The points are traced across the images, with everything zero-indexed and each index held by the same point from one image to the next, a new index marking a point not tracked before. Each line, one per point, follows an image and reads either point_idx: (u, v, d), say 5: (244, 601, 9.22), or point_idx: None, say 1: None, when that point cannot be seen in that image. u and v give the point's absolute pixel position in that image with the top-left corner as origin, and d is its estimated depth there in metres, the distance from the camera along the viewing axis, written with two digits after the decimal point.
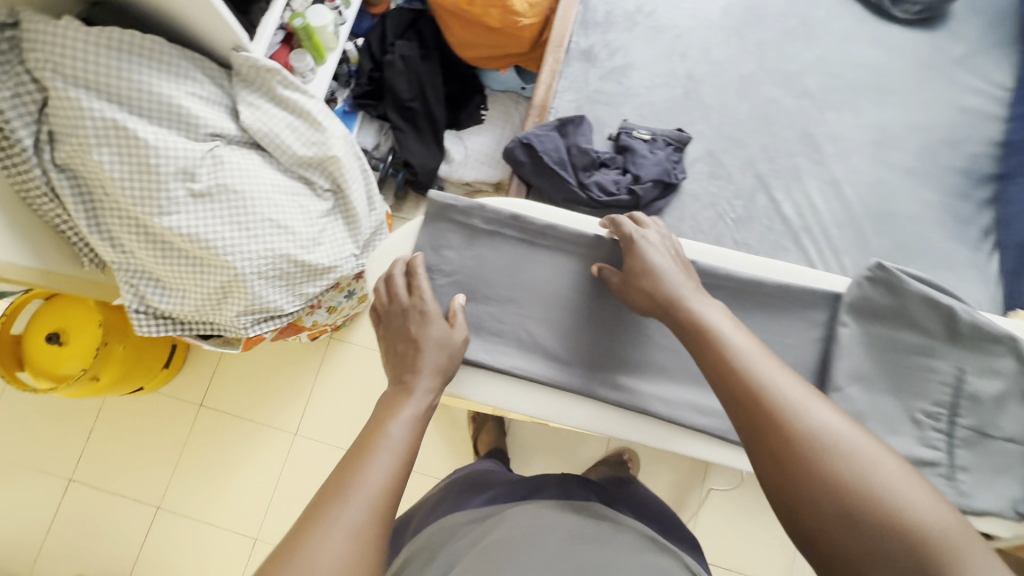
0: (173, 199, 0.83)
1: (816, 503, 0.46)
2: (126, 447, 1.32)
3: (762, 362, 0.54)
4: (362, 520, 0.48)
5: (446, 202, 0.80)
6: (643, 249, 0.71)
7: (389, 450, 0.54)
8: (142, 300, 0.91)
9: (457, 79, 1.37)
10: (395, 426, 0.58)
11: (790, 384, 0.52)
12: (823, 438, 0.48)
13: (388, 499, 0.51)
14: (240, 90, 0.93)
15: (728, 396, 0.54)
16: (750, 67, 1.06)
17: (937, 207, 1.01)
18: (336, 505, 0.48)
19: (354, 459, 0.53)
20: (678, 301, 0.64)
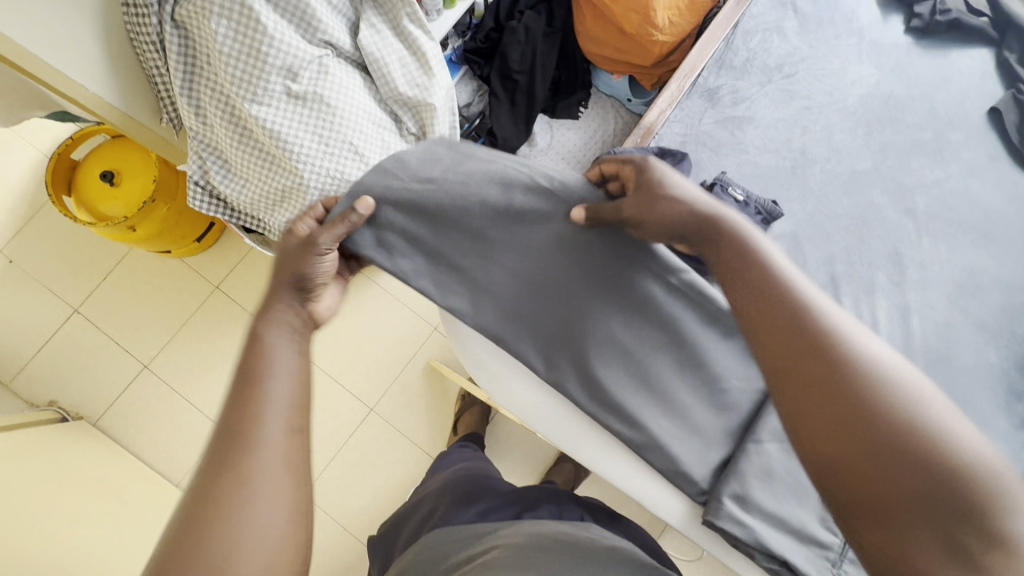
0: (269, 91, 0.83)
1: (850, 441, 0.42)
2: (136, 300, 1.35)
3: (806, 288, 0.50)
4: (275, 467, 0.44)
5: None
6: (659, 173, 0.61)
7: (274, 397, 0.47)
8: (205, 175, 0.92)
9: (569, 67, 1.33)
10: (277, 365, 0.49)
11: (836, 315, 0.49)
12: (868, 362, 0.45)
13: (294, 444, 0.46)
14: (367, 9, 0.91)
15: (779, 323, 0.49)
16: (866, 164, 1.02)
17: (996, 371, 0.95)
18: (235, 464, 0.43)
19: (238, 420, 0.45)
20: (715, 215, 0.57)
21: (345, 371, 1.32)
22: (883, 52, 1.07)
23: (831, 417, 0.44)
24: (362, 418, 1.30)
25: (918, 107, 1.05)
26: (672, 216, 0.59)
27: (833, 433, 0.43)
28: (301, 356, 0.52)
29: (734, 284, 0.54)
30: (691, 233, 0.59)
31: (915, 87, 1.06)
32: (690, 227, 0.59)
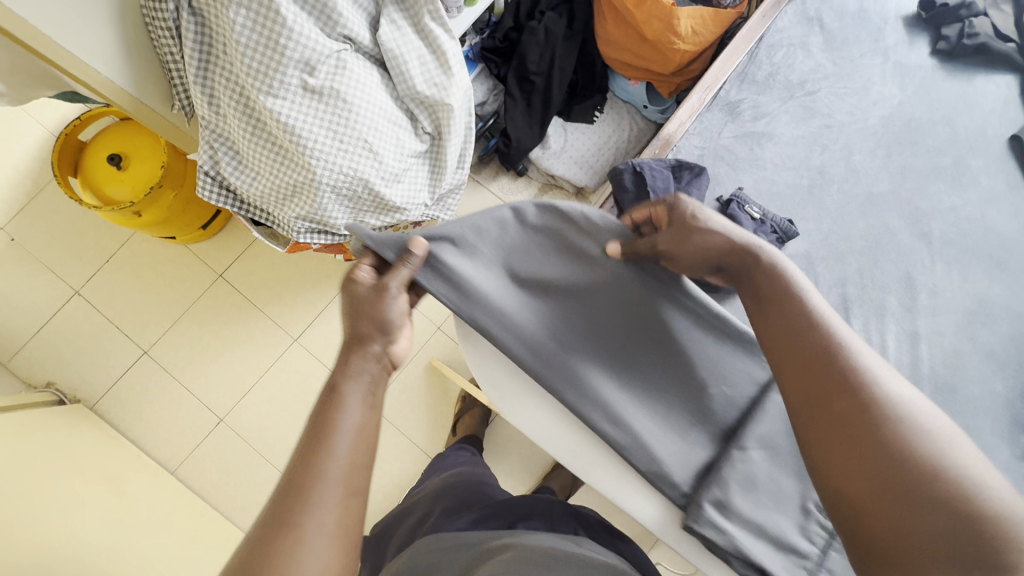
0: (285, 84, 0.81)
1: (880, 478, 0.47)
2: (137, 285, 1.34)
3: (843, 331, 0.55)
4: (330, 525, 0.46)
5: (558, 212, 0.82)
6: (688, 203, 0.65)
7: (339, 453, 0.49)
8: (215, 165, 0.90)
9: (586, 70, 1.32)
10: (347, 419, 0.52)
11: (871, 359, 0.53)
12: (901, 412, 0.50)
13: (350, 503, 0.48)
14: (388, 4, 0.89)
15: (821, 363, 0.54)
16: (883, 186, 1.01)
17: (1004, 402, 0.95)
18: (292, 516, 0.45)
19: (302, 472, 0.48)
20: (743, 244, 0.62)
21: None
22: (907, 73, 1.06)
23: (871, 464, 0.48)
24: None
25: (939, 130, 1.04)
26: (709, 247, 0.64)
27: (870, 483, 0.48)
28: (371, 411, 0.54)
29: (772, 320, 0.59)
30: (726, 263, 0.64)
31: (937, 111, 1.04)
32: (726, 255, 0.63)
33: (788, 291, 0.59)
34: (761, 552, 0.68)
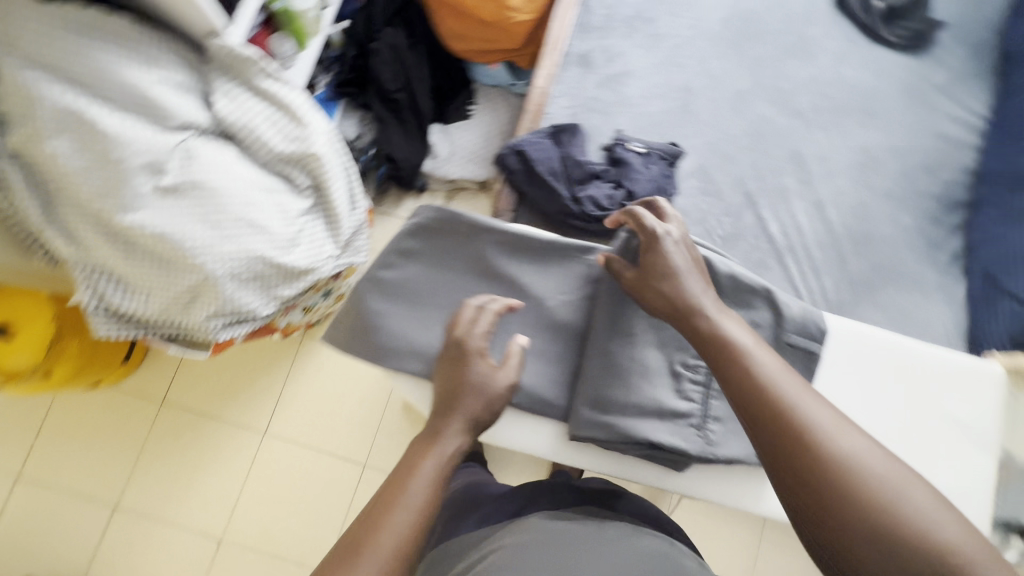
0: (138, 195, 0.78)
1: (844, 525, 0.50)
2: (80, 444, 1.25)
3: (790, 382, 0.57)
4: None
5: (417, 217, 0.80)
6: (664, 248, 0.69)
7: (399, 516, 0.54)
8: (101, 300, 0.84)
9: (445, 71, 1.31)
10: (415, 489, 0.56)
11: (822, 410, 0.56)
12: (858, 462, 0.52)
13: (399, 565, 0.52)
14: (215, 78, 0.86)
15: (776, 418, 0.55)
16: (746, 82, 1.05)
17: (913, 231, 1.05)
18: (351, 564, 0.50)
19: (383, 498, 0.56)
20: (698, 308, 0.65)
21: (326, 438, 1.28)
22: None
23: (828, 509, 0.51)
24: (358, 478, 1.26)
25: (773, 14, 1.09)
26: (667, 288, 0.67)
27: (836, 524, 0.50)
28: (450, 451, 0.61)
29: (722, 376, 0.61)
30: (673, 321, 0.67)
31: None
32: (673, 314, 0.67)
33: (735, 349, 0.61)
34: (659, 434, 0.70)
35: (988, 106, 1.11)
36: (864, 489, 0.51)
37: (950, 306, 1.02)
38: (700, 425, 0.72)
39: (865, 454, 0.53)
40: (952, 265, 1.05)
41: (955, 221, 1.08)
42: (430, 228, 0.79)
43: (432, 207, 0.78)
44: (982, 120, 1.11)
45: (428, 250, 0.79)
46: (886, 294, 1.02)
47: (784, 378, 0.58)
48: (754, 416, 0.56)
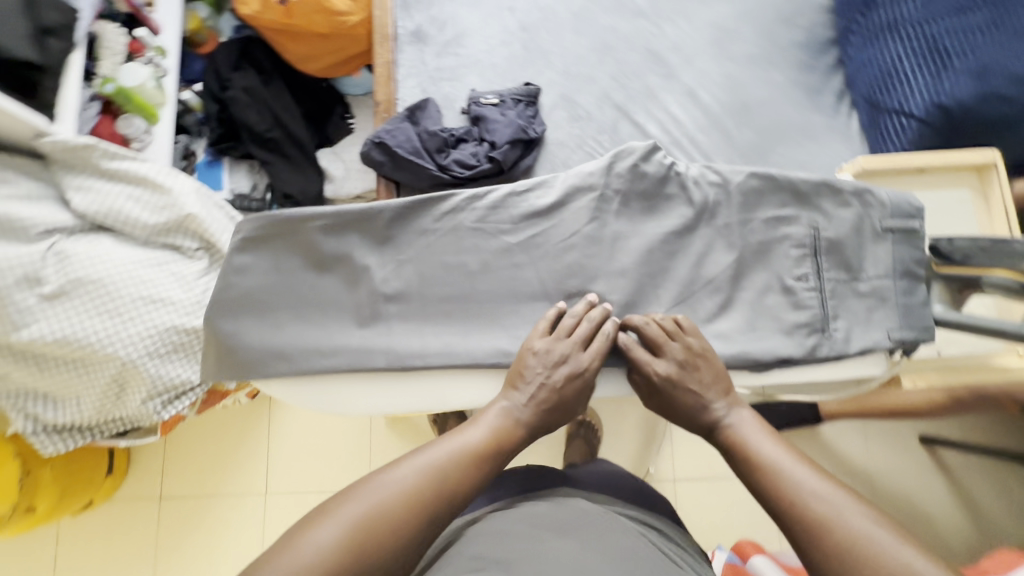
0: (25, 308, 0.80)
1: (812, 525, 0.45)
2: (96, 564, 1.26)
3: (775, 454, 0.50)
4: (421, 477, 0.48)
5: (269, 218, 0.56)
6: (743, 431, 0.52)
7: (448, 445, 0.50)
8: (36, 420, 0.86)
9: (310, 96, 1.30)
10: (474, 429, 0.52)
11: (778, 451, 0.50)
12: (794, 486, 0.47)
13: (439, 496, 0.47)
14: (63, 177, 0.86)
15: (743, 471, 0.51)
16: (578, 2, 1.05)
17: (788, 85, 1.05)
18: (400, 463, 0.49)
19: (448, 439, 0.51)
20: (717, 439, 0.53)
21: (326, 478, 1.28)
22: None
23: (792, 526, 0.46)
24: None
25: None
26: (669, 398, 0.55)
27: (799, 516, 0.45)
28: (519, 421, 0.53)
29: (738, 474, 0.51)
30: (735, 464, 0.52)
31: None
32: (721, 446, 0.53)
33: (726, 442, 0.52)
34: None
35: None
36: (808, 488, 0.46)
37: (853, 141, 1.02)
38: (806, 327, 0.57)
39: (802, 473, 0.47)
40: (840, 103, 1.05)
41: (829, 61, 1.08)
42: (265, 235, 0.56)
43: (247, 215, 0.56)
44: None
45: (268, 263, 0.56)
46: (783, 152, 1.01)
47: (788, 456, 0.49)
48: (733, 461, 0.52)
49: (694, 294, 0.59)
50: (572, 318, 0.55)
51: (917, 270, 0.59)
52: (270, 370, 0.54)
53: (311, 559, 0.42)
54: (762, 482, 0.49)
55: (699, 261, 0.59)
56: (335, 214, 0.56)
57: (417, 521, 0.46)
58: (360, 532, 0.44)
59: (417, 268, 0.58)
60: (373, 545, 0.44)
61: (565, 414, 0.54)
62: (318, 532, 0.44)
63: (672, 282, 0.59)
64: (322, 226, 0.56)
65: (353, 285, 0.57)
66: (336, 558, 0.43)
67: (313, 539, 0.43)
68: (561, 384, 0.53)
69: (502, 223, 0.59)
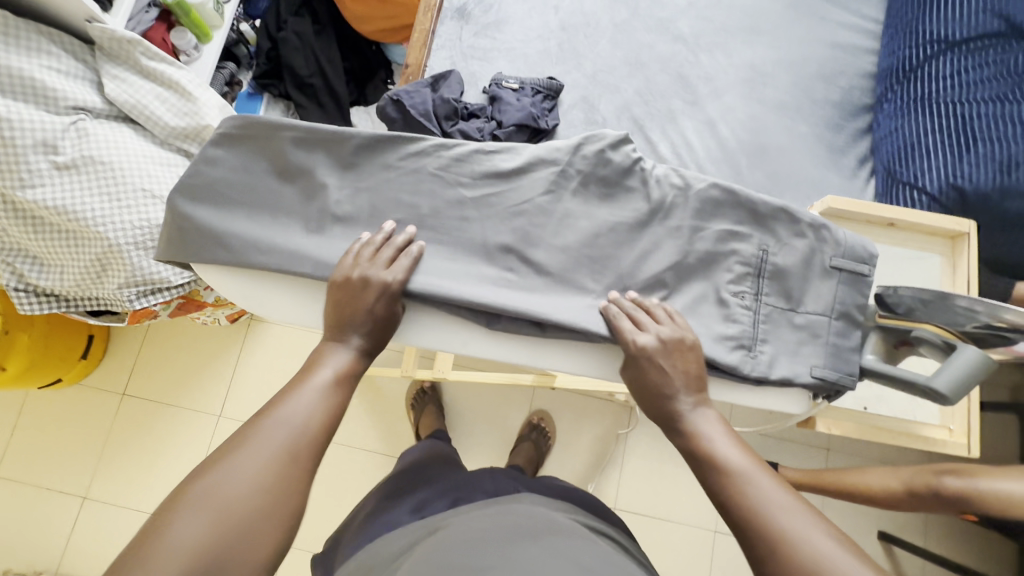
0: (34, 170, 0.84)
1: (768, 538, 0.44)
2: (49, 441, 1.31)
3: (738, 460, 0.49)
4: (282, 431, 0.48)
5: (249, 119, 0.60)
6: (702, 429, 0.53)
7: (295, 395, 0.51)
8: (21, 278, 0.91)
9: (356, 54, 1.36)
10: (318, 374, 0.53)
11: (741, 457, 0.50)
12: (754, 495, 0.47)
13: (300, 440, 0.48)
14: (104, 64, 0.93)
15: (706, 474, 0.50)
16: (623, 15, 1.07)
17: (812, 138, 1.03)
18: (256, 424, 0.48)
19: (292, 386, 0.52)
20: (682, 434, 0.53)
21: None
22: None
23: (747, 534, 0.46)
24: None
25: None
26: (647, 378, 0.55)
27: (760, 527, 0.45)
28: (354, 360, 0.56)
29: (697, 473, 0.51)
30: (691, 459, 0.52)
31: None
32: (682, 440, 0.53)
33: (690, 442, 0.52)
34: None
35: (879, 11, 1.11)
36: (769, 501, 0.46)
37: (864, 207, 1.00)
38: (734, 344, 0.58)
39: (762, 483, 0.47)
40: (860, 168, 1.03)
41: (860, 125, 1.06)
42: (242, 134, 0.60)
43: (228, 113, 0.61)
44: (875, 25, 1.10)
45: (240, 160, 0.60)
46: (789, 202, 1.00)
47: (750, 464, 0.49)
48: (695, 462, 0.52)
49: (628, 289, 0.60)
50: (371, 247, 0.58)
51: (857, 315, 0.60)
52: (209, 256, 0.58)
53: (191, 544, 0.41)
54: (722, 486, 0.49)
55: (642, 258, 0.60)
56: (310, 128, 0.60)
57: (287, 471, 0.47)
58: (223, 498, 0.43)
59: (368, 199, 0.61)
60: (245, 501, 0.44)
61: (383, 338, 0.58)
62: (184, 520, 0.42)
63: (608, 270, 0.60)
64: (295, 138, 0.60)
65: (310, 201, 0.60)
66: (211, 530, 0.42)
67: (184, 526, 0.42)
68: (374, 306, 0.56)
69: (463, 176, 0.61)
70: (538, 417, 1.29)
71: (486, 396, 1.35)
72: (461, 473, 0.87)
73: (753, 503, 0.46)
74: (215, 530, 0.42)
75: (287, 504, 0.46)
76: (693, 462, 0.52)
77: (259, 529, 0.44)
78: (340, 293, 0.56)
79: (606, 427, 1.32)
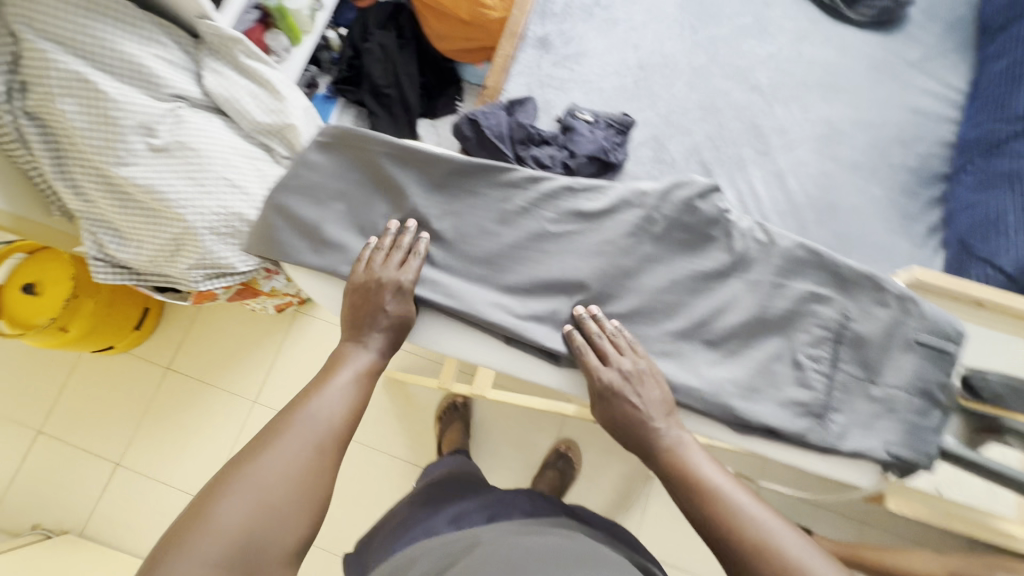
0: (131, 150, 0.88)
1: (756, 554, 0.51)
2: (93, 404, 1.37)
3: (723, 481, 0.56)
4: (310, 424, 0.56)
5: (349, 132, 0.69)
6: (682, 449, 0.59)
7: (318, 393, 0.59)
8: (102, 248, 0.96)
9: (433, 69, 1.41)
10: (338, 374, 0.62)
11: (724, 477, 0.56)
12: (740, 513, 0.53)
13: (326, 432, 0.57)
14: (206, 58, 0.98)
15: (689, 494, 0.56)
16: (702, 60, 1.08)
17: (883, 202, 1.02)
18: (286, 417, 0.57)
19: (314, 387, 0.60)
20: (663, 457, 0.59)
21: None
22: None
23: (739, 552, 0.51)
24: None
25: None
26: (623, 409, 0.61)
27: (748, 544, 0.51)
28: (372, 358, 0.64)
29: (677, 492, 0.57)
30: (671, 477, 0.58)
31: None
32: (663, 460, 0.59)
33: (673, 463, 0.58)
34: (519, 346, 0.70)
35: (964, 81, 1.09)
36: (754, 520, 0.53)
37: None
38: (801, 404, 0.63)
39: (749, 504, 0.53)
40: (929, 237, 1.01)
41: (934, 194, 1.04)
42: (344, 144, 0.69)
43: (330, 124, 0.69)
44: (959, 94, 1.08)
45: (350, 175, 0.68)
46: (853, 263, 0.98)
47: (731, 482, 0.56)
48: (680, 483, 0.57)
49: None
50: (382, 250, 0.65)
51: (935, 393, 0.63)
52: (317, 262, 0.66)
53: (237, 520, 0.48)
54: (704, 506, 0.55)
55: None
56: (411, 148, 0.67)
57: (316, 457, 0.55)
58: (261, 481, 0.51)
59: (476, 226, 0.68)
60: (278, 487, 0.52)
61: (397, 339, 0.66)
62: (227, 501, 0.49)
63: (692, 317, 0.65)
64: (394, 154, 0.68)
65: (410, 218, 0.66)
66: (254, 507, 0.50)
67: (227, 506, 0.49)
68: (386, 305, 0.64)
69: (553, 210, 0.68)
70: (565, 446, 1.28)
71: (515, 417, 1.34)
72: (491, 494, 0.87)
73: (739, 521, 0.53)
74: (259, 507, 0.50)
75: (319, 485, 0.54)
76: (670, 483, 0.58)
77: (295, 507, 0.52)
78: (356, 296, 0.65)
79: (631, 466, 1.30)
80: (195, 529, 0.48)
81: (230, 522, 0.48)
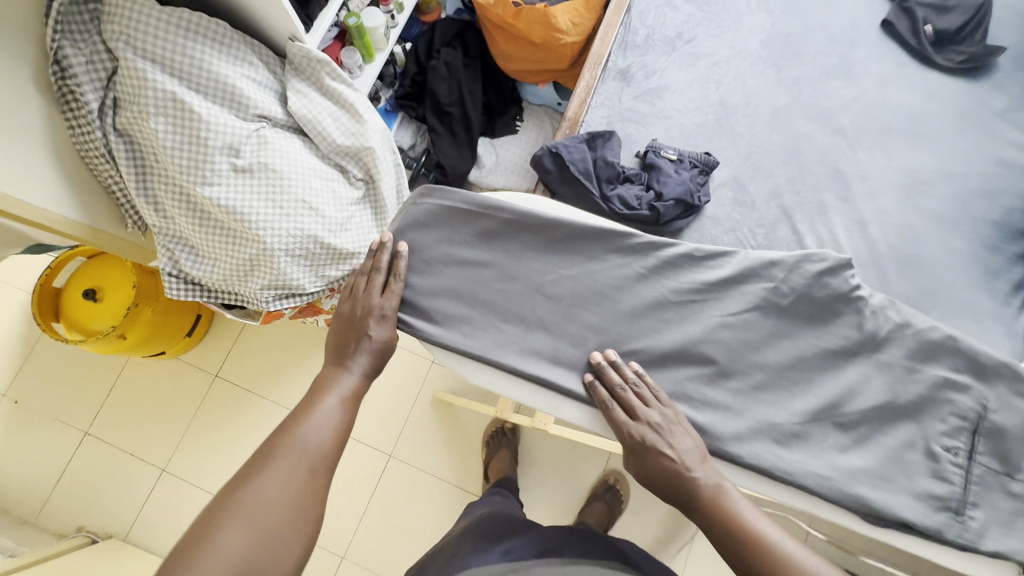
0: (216, 170, 0.87)
1: None
2: (140, 408, 1.36)
3: (753, 516, 0.61)
4: (308, 445, 0.59)
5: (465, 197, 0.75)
6: (720, 492, 0.62)
7: (310, 418, 0.61)
8: (176, 264, 0.95)
9: (495, 88, 1.39)
10: (327, 400, 0.64)
11: (755, 515, 0.61)
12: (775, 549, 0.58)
13: (320, 458, 0.58)
14: (291, 78, 0.98)
15: (719, 534, 0.60)
16: (785, 100, 1.06)
17: (966, 257, 0.99)
18: (279, 442, 0.58)
19: (301, 413, 0.61)
20: (691, 501, 0.62)
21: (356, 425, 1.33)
22: None
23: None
24: (382, 467, 1.31)
25: (815, 37, 1.11)
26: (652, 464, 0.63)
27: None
28: (357, 382, 0.67)
29: (713, 534, 0.61)
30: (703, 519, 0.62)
31: (809, 20, 1.12)
32: (695, 502, 0.62)
33: (708, 506, 0.62)
34: None
35: None
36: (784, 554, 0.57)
37: (1017, 339, 0.95)
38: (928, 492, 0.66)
39: (781, 540, 0.58)
40: (1014, 296, 0.98)
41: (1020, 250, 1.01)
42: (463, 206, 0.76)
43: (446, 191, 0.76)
44: None
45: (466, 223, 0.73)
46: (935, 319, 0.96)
47: (758, 518, 0.61)
48: (709, 523, 0.61)
49: None
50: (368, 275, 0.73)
51: None
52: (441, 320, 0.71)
53: (240, 551, 0.49)
54: (739, 545, 0.59)
55: None
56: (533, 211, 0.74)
57: (311, 486, 0.56)
58: (258, 510, 0.52)
59: (618, 292, 0.73)
60: (272, 514, 0.52)
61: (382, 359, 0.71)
62: (229, 530, 0.50)
63: (826, 397, 0.70)
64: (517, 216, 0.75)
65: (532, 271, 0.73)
66: (252, 536, 0.50)
67: (230, 536, 0.50)
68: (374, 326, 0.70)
69: (676, 280, 0.73)
70: (614, 478, 1.26)
71: (562, 445, 1.33)
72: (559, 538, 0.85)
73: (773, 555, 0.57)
74: (260, 535, 0.51)
75: (312, 516, 0.55)
76: (706, 524, 0.61)
77: (293, 538, 0.52)
78: (350, 313, 0.71)
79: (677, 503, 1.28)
80: (198, 557, 0.48)
81: (234, 550, 0.49)
